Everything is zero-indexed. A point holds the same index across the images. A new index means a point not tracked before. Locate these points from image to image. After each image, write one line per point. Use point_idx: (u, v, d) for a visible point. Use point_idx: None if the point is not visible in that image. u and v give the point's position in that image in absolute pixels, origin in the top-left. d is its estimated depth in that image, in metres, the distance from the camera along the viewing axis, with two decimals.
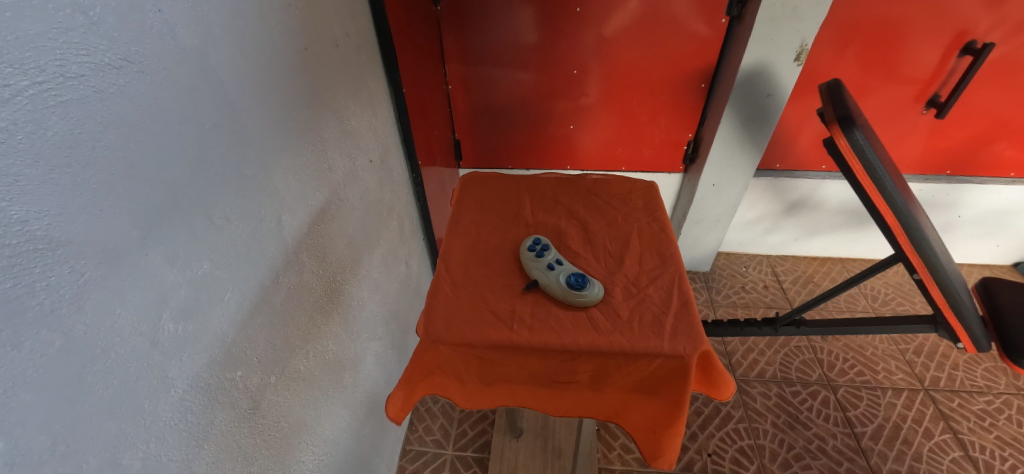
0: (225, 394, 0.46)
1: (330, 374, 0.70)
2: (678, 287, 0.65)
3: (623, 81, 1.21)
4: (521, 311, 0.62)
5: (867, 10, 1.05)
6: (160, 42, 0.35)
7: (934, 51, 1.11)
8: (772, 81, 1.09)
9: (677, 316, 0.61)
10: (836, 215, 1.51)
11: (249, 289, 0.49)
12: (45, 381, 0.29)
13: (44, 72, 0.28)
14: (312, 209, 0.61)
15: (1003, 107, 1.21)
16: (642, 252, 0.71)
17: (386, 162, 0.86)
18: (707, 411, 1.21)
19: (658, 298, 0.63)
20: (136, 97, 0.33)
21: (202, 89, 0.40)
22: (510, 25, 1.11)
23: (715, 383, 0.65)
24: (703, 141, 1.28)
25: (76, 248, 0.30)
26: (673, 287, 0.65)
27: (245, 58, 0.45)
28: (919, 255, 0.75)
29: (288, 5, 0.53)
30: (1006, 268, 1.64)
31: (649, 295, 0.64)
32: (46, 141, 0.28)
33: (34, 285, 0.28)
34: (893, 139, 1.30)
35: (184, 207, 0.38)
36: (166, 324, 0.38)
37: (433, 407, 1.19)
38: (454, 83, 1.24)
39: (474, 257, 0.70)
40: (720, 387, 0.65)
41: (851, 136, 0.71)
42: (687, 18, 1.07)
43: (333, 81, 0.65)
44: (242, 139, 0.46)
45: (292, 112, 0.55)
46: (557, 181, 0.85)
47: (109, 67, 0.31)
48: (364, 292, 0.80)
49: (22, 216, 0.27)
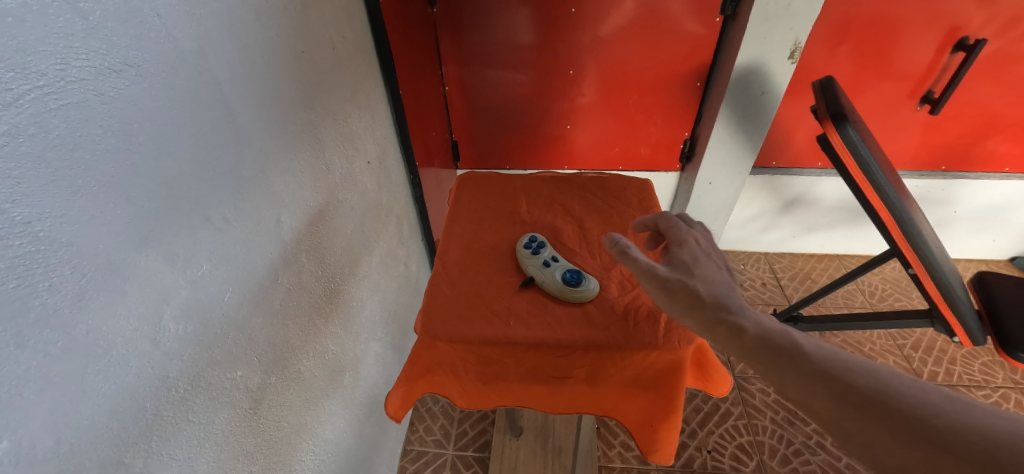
0: (226, 394, 0.47)
1: (329, 375, 0.70)
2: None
3: (619, 81, 1.21)
4: (518, 308, 0.62)
5: (860, 8, 1.06)
6: (158, 46, 0.36)
7: (927, 47, 1.12)
8: (766, 78, 1.09)
9: None
10: (832, 212, 1.52)
11: (248, 288, 0.49)
12: (49, 380, 0.29)
13: (46, 76, 0.28)
14: (311, 209, 0.61)
15: (996, 102, 1.22)
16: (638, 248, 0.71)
17: (384, 163, 0.87)
18: (706, 408, 1.21)
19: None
20: (135, 100, 0.34)
21: (200, 91, 0.40)
22: (506, 27, 1.12)
23: (708, 378, 0.66)
24: (699, 139, 1.29)
25: (78, 249, 0.31)
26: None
27: (243, 60, 0.46)
28: (913, 251, 0.76)
29: (286, 9, 0.53)
30: (1002, 263, 1.65)
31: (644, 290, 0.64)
32: (47, 144, 0.28)
33: (37, 286, 0.28)
34: (887, 136, 1.31)
35: (183, 208, 0.39)
36: (167, 324, 0.38)
37: (433, 407, 1.19)
38: (451, 85, 1.25)
39: (470, 256, 0.71)
40: (713, 382, 0.66)
41: (845, 133, 0.71)
42: (682, 17, 1.08)
43: (331, 85, 0.65)
44: (240, 141, 0.46)
45: (290, 115, 0.55)
46: (553, 179, 0.85)
47: (108, 71, 0.32)
48: (362, 293, 0.80)
49: (25, 217, 0.27)
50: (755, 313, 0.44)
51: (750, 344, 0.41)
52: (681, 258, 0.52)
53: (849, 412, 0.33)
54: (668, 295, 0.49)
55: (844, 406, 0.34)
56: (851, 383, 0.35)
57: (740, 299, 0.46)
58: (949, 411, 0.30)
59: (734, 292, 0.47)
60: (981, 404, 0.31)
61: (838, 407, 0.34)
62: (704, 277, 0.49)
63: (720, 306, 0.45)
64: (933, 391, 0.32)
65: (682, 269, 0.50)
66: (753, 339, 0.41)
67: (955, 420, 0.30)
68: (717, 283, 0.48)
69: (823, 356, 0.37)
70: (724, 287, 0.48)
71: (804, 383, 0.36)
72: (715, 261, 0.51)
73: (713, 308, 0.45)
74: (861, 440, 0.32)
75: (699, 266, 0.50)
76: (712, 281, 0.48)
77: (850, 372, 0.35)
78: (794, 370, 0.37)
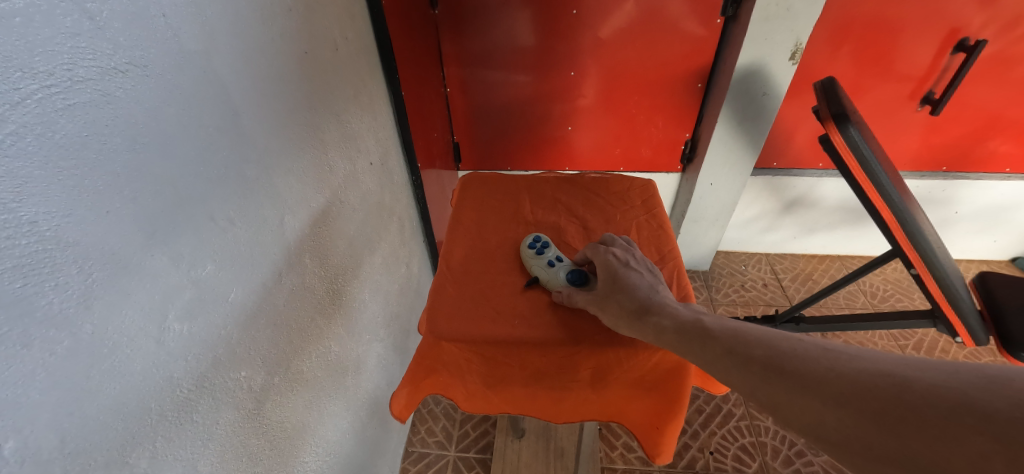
0: (229, 395, 0.46)
1: (331, 376, 0.70)
2: (677, 282, 0.65)
3: (620, 82, 1.21)
4: (522, 307, 0.63)
5: (860, 9, 1.06)
6: (164, 47, 0.36)
7: (928, 48, 1.12)
8: (767, 80, 1.10)
9: None
10: (833, 213, 1.52)
11: (251, 289, 0.49)
12: (54, 380, 0.29)
13: (53, 76, 0.28)
14: (314, 210, 0.61)
15: (997, 103, 1.22)
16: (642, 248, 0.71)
17: (386, 164, 0.87)
18: (708, 409, 1.21)
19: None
20: (141, 100, 0.34)
21: (204, 92, 0.40)
22: (508, 28, 1.12)
23: (710, 376, 0.66)
24: (700, 140, 1.29)
25: (84, 249, 0.31)
26: (672, 283, 0.65)
27: (247, 62, 0.46)
28: (915, 251, 0.76)
29: (289, 10, 0.53)
30: (1003, 264, 1.65)
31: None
32: (54, 143, 0.28)
33: (42, 285, 0.28)
34: (887, 137, 1.32)
35: (188, 208, 0.39)
36: (171, 325, 0.38)
37: (435, 409, 1.19)
38: (453, 86, 1.25)
39: (474, 256, 0.71)
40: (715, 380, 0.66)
41: (846, 133, 0.71)
42: (683, 19, 1.08)
43: (334, 86, 0.65)
44: (244, 142, 0.46)
45: (293, 116, 0.55)
46: (556, 180, 0.85)
47: (114, 71, 0.32)
48: (365, 294, 0.80)
49: (31, 217, 0.27)
50: (673, 309, 0.52)
51: (671, 339, 0.49)
52: (603, 271, 0.60)
53: (756, 381, 0.40)
54: (600, 312, 0.57)
55: (750, 377, 0.41)
56: (751, 355, 0.42)
57: (659, 296, 0.55)
58: (823, 357, 0.38)
59: (654, 289, 0.56)
60: (847, 348, 0.39)
61: (747, 377, 0.41)
62: (626, 285, 0.57)
63: (643, 308, 0.53)
64: (808, 343, 0.40)
65: (605, 284, 0.59)
66: (673, 334, 0.49)
67: (829, 366, 0.37)
68: (637, 287, 0.56)
69: (729, 334, 0.45)
70: (645, 288, 0.56)
71: (719, 365, 0.44)
72: (632, 266, 0.60)
73: (637, 314, 0.53)
74: (770, 403, 0.39)
75: (620, 276, 0.58)
76: (633, 286, 0.57)
77: (750, 345, 0.43)
78: (710, 355, 0.45)
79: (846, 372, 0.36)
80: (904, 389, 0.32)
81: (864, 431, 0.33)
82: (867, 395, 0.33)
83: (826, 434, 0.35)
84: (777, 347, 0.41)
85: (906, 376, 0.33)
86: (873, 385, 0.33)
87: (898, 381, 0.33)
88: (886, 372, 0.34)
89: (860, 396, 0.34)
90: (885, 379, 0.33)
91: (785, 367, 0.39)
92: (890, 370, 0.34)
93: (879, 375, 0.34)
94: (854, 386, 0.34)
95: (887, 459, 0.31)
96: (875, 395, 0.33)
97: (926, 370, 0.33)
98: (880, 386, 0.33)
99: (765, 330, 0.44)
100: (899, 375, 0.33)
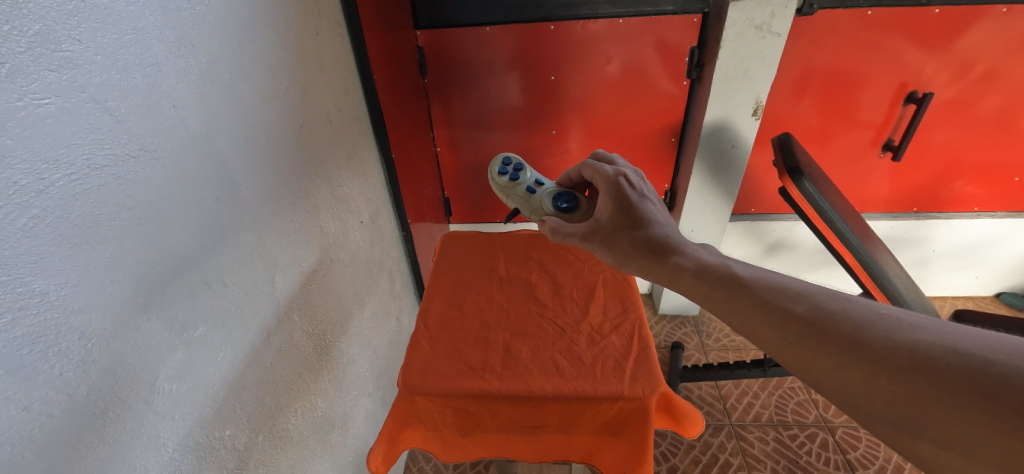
0: (213, 454, 0.48)
1: (317, 433, 0.70)
2: (638, 333, 0.69)
3: (600, 138, 1.29)
4: (493, 361, 0.65)
5: (816, 67, 1.16)
6: (173, 133, 0.41)
7: (882, 101, 1.21)
8: (734, 134, 1.17)
9: (637, 361, 0.64)
10: (815, 254, 1.56)
11: (242, 347, 0.52)
12: (47, 440, 0.31)
13: (74, 166, 0.32)
14: (305, 269, 0.65)
15: (958, 147, 1.29)
16: (607, 300, 0.75)
17: (376, 221, 0.91)
18: (705, 460, 1.19)
19: (620, 344, 0.67)
20: (147, 181, 0.38)
21: (207, 170, 0.45)
22: (492, 92, 1.21)
23: (681, 424, 0.68)
24: (679, 190, 1.35)
25: (87, 317, 0.34)
26: (634, 334, 0.68)
27: (246, 139, 0.51)
28: (883, 292, 0.78)
29: (286, 92, 0.60)
30: (988, 300, 1.70)
31: (611, 342, 0.67)
32: (68, 223, 0.32)
33: (47, 352, 0.31)
34: (857, 181, 1.38)
35: (184, 274, 0.42)
36: (161, 385, 0.41)
37: (425, 466, 1.16)
38: (443, 145, 1.33)
39: (451, 312, 0.73)
40: (687, 427, 0.68)
41: (801, 185, 0.77)
42: (655, 80, 1.17)
43: (325, 154, 0.70)
44: (239, 210, 0.50)
45: (287, 184, 0.60)
46: (530, 236, 0.89)
47: (128, 157, 0.36)
48: (354, 349, 0.82)
49: (43, 288, 0.31)
50: (692, 251, 0.54)
51: (693, 284, 0.50)
52: (616, 210, 0.63)
53: (790, 339, 0.40)
54: (607, 248, 0.61)
55: (783, 329, 0.41)
56: (791, 311, 0.41)
57: (675, 237, 0.58)
58: (881, 325, 0.36)
59: (670, 231, 0.59)
60: (905, 314, 0.37)
61: (783, 337, 0.41)
62: (640, 224, 0.60)
63: (660, 251, 0.56)
64: (859, 305, 0.39)
65: (617, 223, 0.62)
66: (695, 277, 0.50)
67: (888, 335, 0.36)
68: (652, 227, 0.59)
69: (762, 286, 0.45)
70: (659, 230, 0.59)
71: (750, 321, 0.44)
72: (646, 205, 0.62)
73: (651, 253, 0.57)
74: (805, 367, 0.39)
75: (635, 216, 0.61)
76: (648, 227, 0.59)
77: (789, 300, 0.42)
78: (739, 307, 0.45)
79: (906, 343, 0.34)
80: (983, 371, 0.30)
81: (921, 410, 0.32)
82: (935, 373, 0.32)
83: (877, 409, 0.34)
84: (823, 306, 0.40)
85: (984, 357, 0.31)
86: (944, 364, 0.32)
87: (975, 362, 0.31)
88: (958, 350, 0.32)
89: (927, 374, 0.32)
90: (958, 359, 0.32)
91: (833, 330, 0.38)
92: (957, 344, 0.32)
93: (949, 353, 0.32)
94: (920, 362, 0.33)
95: (948, 441, 0.31)
96: (945, 374, 0.31)
97: (1008, 351, 0.30)
98: (953, 366, 0.31)
99: (803, 286, 0.44)
100: (974, 354, 0.31)
